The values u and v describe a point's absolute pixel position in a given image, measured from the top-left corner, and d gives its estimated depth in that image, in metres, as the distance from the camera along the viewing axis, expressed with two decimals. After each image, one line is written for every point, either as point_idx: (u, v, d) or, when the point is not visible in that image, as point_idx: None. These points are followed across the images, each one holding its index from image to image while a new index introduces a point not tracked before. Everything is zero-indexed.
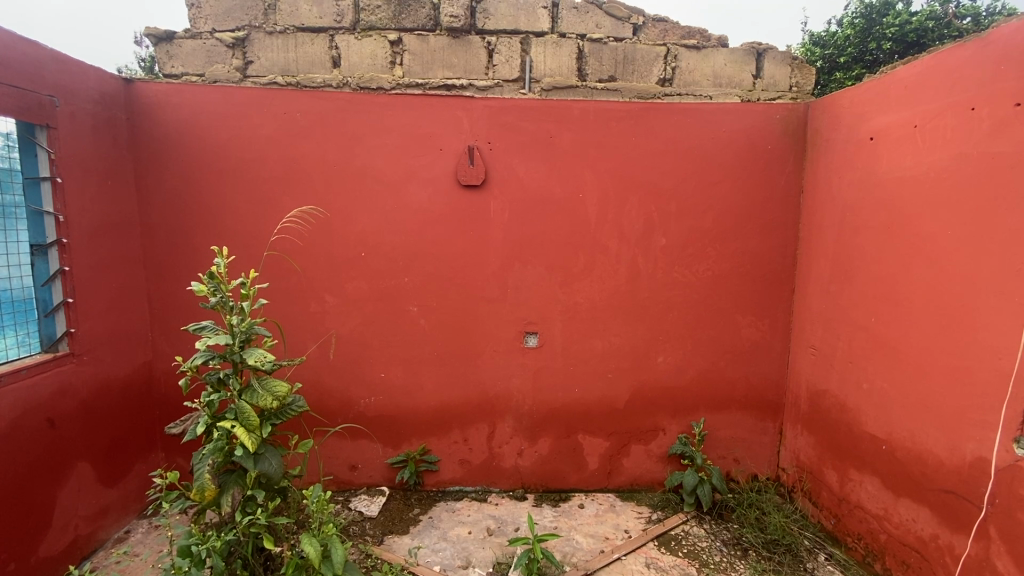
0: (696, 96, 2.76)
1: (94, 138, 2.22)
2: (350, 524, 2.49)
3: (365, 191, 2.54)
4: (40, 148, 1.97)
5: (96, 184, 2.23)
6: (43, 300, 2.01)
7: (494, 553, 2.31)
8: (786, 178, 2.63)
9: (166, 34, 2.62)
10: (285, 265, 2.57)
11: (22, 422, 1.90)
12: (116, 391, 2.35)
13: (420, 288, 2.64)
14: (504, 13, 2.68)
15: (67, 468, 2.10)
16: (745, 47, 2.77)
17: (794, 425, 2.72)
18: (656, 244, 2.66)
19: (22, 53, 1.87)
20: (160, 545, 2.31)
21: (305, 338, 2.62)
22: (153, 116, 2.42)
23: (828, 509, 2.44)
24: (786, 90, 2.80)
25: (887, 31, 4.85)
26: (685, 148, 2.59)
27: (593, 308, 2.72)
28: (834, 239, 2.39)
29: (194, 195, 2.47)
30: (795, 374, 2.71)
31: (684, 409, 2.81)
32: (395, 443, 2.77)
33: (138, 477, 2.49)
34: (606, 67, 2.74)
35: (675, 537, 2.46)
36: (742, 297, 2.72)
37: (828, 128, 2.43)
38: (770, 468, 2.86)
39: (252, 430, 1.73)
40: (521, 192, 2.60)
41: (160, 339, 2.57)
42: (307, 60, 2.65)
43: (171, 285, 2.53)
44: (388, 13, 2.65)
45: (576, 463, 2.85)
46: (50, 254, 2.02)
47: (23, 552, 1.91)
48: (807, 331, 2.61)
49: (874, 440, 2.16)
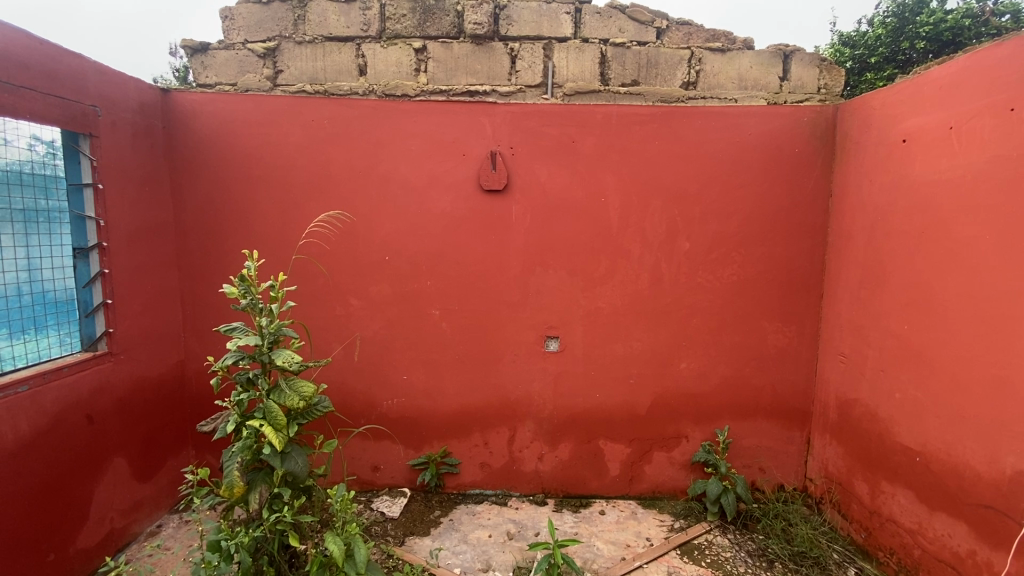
0: (721, 99, 2.73)
1: (133, 146, 2.31)
2: (372, 524, 2.52)
3: (389, 196, 2.59)
4: (83, 155, 2.06)
5: (135, 190, 2.32)
6: (84, 301, 2.10)
7: (514, 557, 2.31)
8: (814, 181, 2.57)
9: (201, 45, 2.72)
10: (312, 269, 2.62)
11: (63, 418, 1.99)
12: (151, 388, 2.44)
13: (442, 292, 2.67)
14: (527, 19, 2.70)
15: (104, 463, 2.18)
16: (772, 50, 2.73)
17: (822, 434, 2.65)
18: (680, 248, 2.64)
19: (68, 65, 1.97)
20: (191, 540, 2.38)
21: (329, 340, 2.67)
22: (187, 124, 2.51)
23: (858, 522, 2.36)
24: (813, 92, 2.75)
25: (920, 31, 4.70)
26: (709, 153, 2.57)
27: (615, 313, 2.70)
28: (865, 243, 2.33)
29: (225, 200, 2.55)
30: (824, 382, 2.64)
31: (708, 416, 2.77)
32: (416, 445, 2.80)
33: (170, 473, 2.57)
34: (629, 71, 2.73)
35: (698, 546, 2.42)
36: (768, 303, 2.67)
37: (859, 130, 2.38)
38: (797, 478, 2.79)
39: (279, 429, 1.77)
40: (543, 196, 2.61)
41: (192, 339, 2.65)
42: (334, 68, 2.71)
43: (203, 287, 2.62)
44: (413, 21, 2.70)
45: (597, 469, 2.83)
46: (91, 257, 2.11)
47: (62, 543, 1.99)
48: (836, 338, 2.55)
49: (907, 450, 2.09)
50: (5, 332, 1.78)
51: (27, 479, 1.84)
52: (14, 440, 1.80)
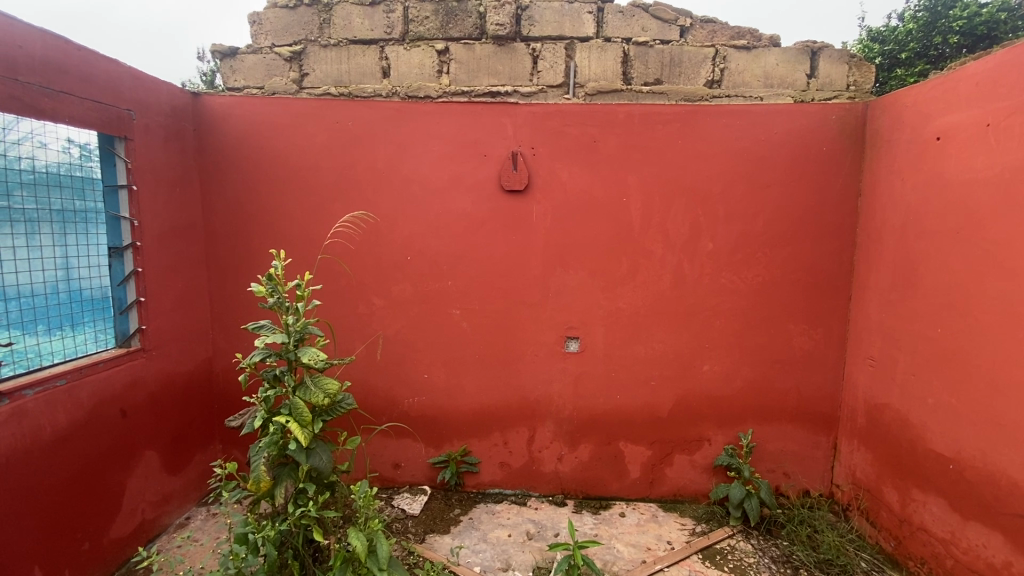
0: (746, 97, 2.69)
1: (166, 148, 2.39)
2: (394, 521, 2.55)
3: (412, 196, 2.61)
4: (118, 157, 2.14)
5: (167, 192, 2.39)
6: (119, 298, 2.18)
7: (534, 557, 2.31)
8: (843, 181, 2.52)
9: (230, 50, 2.79)
10: (337, 268, 2.66)
11: (98, 411, 2.06)
12: (181, 384, 2.51)
13: (463, 292, 2.68)
14: (549, 19, 2.70)
15: (136, 456, 2.25)
16: (799, 46, 2.68)
17: (850, 439, 2.58)
18: (703, 249, 2.60)
19: (105, 71, 2.05)
20: (218, 532, 2.44)
21: (352, 339, 2.71)
22: (216, 127, 2.58)
23: (887, 530, 2.30)
24: (842, 89, 2.69)
25: (953, 25, 4.55)
26: (733, 152, 2.53)
27: (636, 314, 2.68)
28: (897, 243, 2.27)
29: (253, 200, 2.62)
30: (852, 386, 2.58)
31: (731, 419, 2.73)
32: (437, 443, 2.82)
33: (198, 466, 2.64)
34: (652, 70, 2.71)
35: (721, 551, 2.39)
36: (794, 304, 2.61)
37: (890, 128, 2.32)
38: (823, 484, 2.73)
39: (305, 425, 1.80)
40: (564, 196, 2.60)
41: (220, 336, 2.72)
42: (359, 70, 2.75)
43: (231, 286, 2.68)
44: (436, 23, 2.72)
45: (617, 471, 2.81)
46: (125, 256, 2.19)
47: (96, 532, 2.06)
48: (865, 341, 2.48)
49: (939, 457, 2.03)
50: (44, 328, 1.86)
51: (64, 470, 1.92)
52: (52, 433, 1.87)
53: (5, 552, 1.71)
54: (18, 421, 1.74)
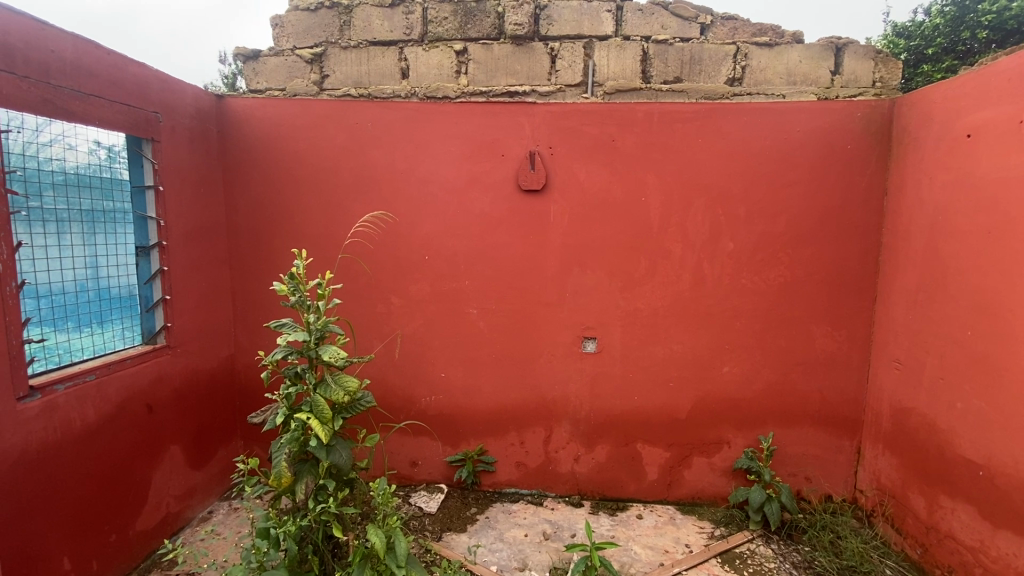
0: (769, 95, 2.64)
1: (191, 150, 2.44)
2: (411, 518, 2.57)
3: (430, 196, 2.63)
4: (145, 159, 2.19)
5: (192, 192, 2.44)
6: (145, 297, 2.23)
7: (550, 557, 2.31)
8: (868, 179, 2.46)
9: (253, 53, 2.84)
10: (356, 268, 2.69)
11: (126, 406, 2.11)
12: (204, 381, 2.56)
13: (480, 292, 2.69)
14: (567, 19, 2.69)
15: (161, 450, 2.30)
16: (822, 43, 2.63)
17: (874, 444, 2.53)
18: (724, 249, 2.57)
19: (134, 75, 2.10)
20: (240, 526, 2.48)
21: (371, 337, 2.74)
22: (239, 129, 2.62)
23: (913, 537, 2.25)
24: (868, 85, 2.63)
25: (982, 19, 4.39)
26: (754, 150, 2.50)
27: (654, 314, 2.66)
28: (925, 243, 2.21)
29: (274, 201, 2.66)
30: (876, 389, 2.52)
31: (751, 421, 2.69)
32: (454, 442, 2.83)
33: (220, 461, 2.69)
34: (671, 68, 2.68)
35: (740, 555, 2.35)
36: (816, 306, 2.57)
37: (918, 125, 2.26)
38: (846, 489, 2.67)
39: (325, 422, 1.83)
40: (582, 196, 2.59)
41: (242, 334, 2.77)
42: (378, 72, 2.78)
43: (253, 285, 2.73)
44: (455, 24, 2.74)
45: (634, 472, 2.79)
46: (152, 255, 2.24)
47: (124, 524, 2.11)
48: (891, 343, 2.43)
49: (968, 463, 1.97)
50: (73, 325, 1.91)
51: (93, 463, 1.97)
52: (82, 427, 1.92)
53: (37, 542, 1.76)
54: (49, 414, 1.79)
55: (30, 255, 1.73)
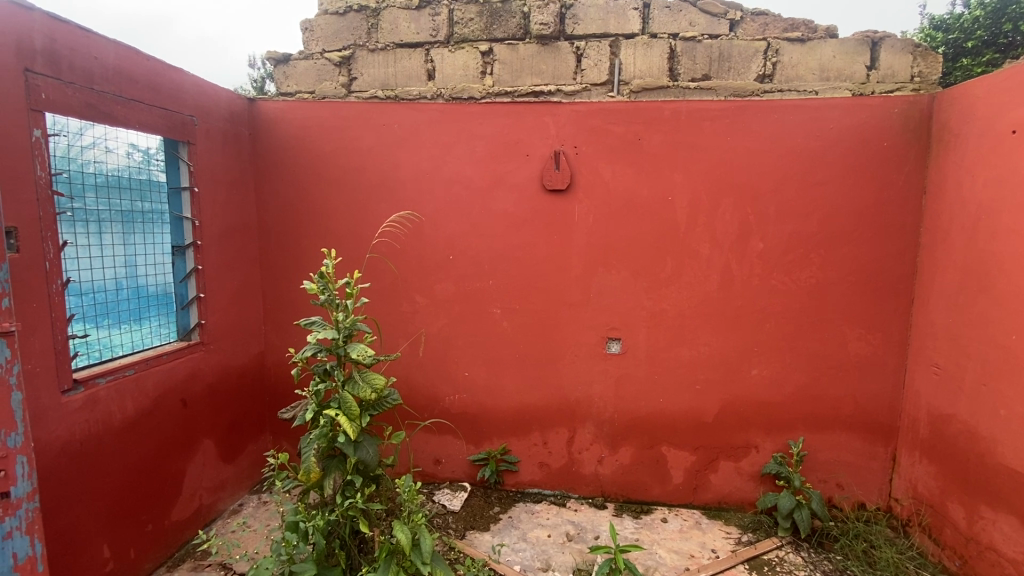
0: (800, 92, 2.59)
1: (224, 152, 2.51)
2: (435, 515, 2.59)
3: (455, 197, 2.65)
4: (181, 161, 2.27)
5: (225, 193, 2.51)
6: (180, 295, 2.31)
7: (574, 558, 2.30)
8: (905, 178, 2.38)
9: (283, 57, 2.90)
10: (383, 267, 2.73)
11: (162, 400, 2.19)
12: (236, 376, 2.63)
13: (504, 292, 2.70)
14: (594, 17, 2.67)
15: (195, 443, 2.38)
16: (858, 37, 2.55)
17: (911, 451, 2.44)
18: (753, 249, 2.52)
19: (172, 80, 2.18)
20: (269, 519, 2.54)
21: (396, 336, 2.77)
22: (270, 131, 2.68)
23: (952, 548, 2.16)
24: (905, 80, 2.55)
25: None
26: (785, 148, 2.44)
27: (680, 315, 2.62)
28: (967, 244, 2.13)
29: (304, 201, 2.71)
30: (913, 394, 2.44)
31: (781, 426, 2.63)
32: (477, 442, 2.84)
33: (250, 455, 2.76)
34: (699, 66, 2.64)
35: (769, 562, 2.30)
36: (849, 307, 2.50)
37: (960, 121, 2.17)
38: (880, 497, 2.59)
39: (353, 419, 1.86)
40: (607, 195, 2.58)
41: (272, 331, 2.83)
42: (405, 74, 2.81)
43: (282, 284, 2.79)
44: (480, 25, 2.75)
45: (659, 476, 2.75)
46: (187, 254, 2.32)
47: (160, 514, 2.19)
48: (929, 346, 2.34)
49: (1012, 473, 1.89)
50: (114, 321, 1.99)
51: (132, 454, 2.05)
52: (121, 419, 1.99)
53: (80, 529, 1.84)
54: (91, 407, 1.87)
55: (74, 254, 1.81)
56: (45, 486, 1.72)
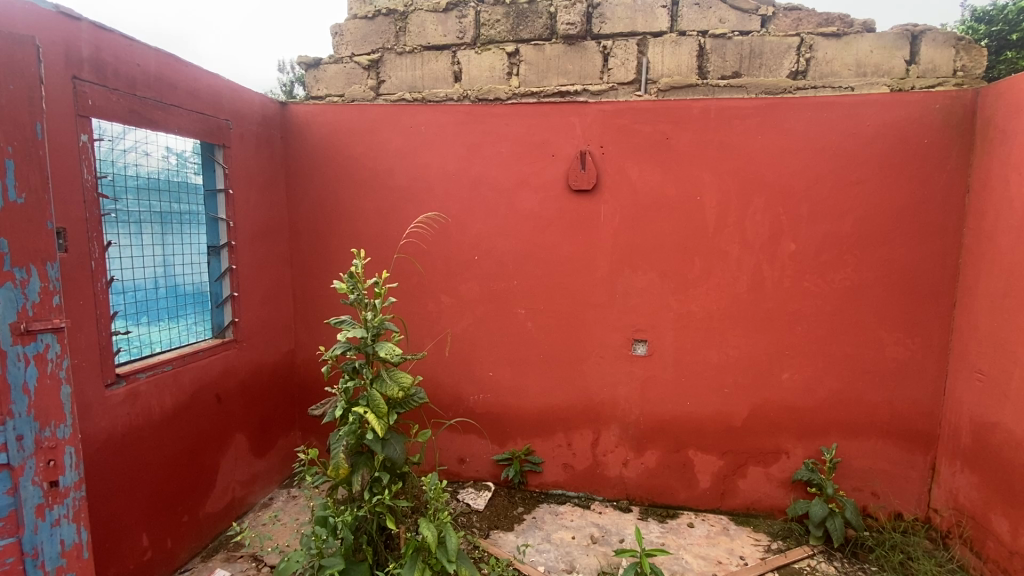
0: (835, 88, 2.52)
1: (258, 154, 2.58)
2: (459, 514, 2.60)
3: (480, 198, 2.66)
4: (217, 164, 2.34)
5: (258, 194, 2.58)
6: (215, 293, 2.39)
7: (598, 561, 2.29)
8: (946, 176, 2.30)
9: (314, 61, 2.97)
10: (410, 267, 2.76)
11: (198, 395, 2.26)
12: (267, 373, 2.70)
13: (529, 292, 2.70)
14: (621, 16, 2.65)
15: (229, 437, 2.45)
16: (896, 30, 2.47)
17: (951, 461, 2.35)
18: (784, 249, 2.46)
19: (210, 86, 2.26)
20: (298, 513, 2.60)
21: (422, 335, 2.80)
22: (301, 134, 2.75)
23: (995, 562, 2.07)
24: (947, 75, 2.45)
25: None
26: (819, 146, 2.38)
27: (708, 317, 2.58)
28: (1013, 244, 2.04)
29: (333, 202, 2.77)
30: (955, 401, 2.34)
31: (813, 431, 2.56)
32: (501, 442, 2.85)
33: (280, 450, 2.83)
34: (729, 63, 2.59)
35: (799, 571, 2.24)
36: (886, 310, 2.42)
37: (1005, 116, 2.07)
38: (918, 507, 2.50)
39: (381, 416, 1.88)
40: (634, 195, 2.55)
41: (301, 329, 2.89)
42: (432, 76, 2.84)
43: (312, 283, 2.85)
44: (507, 26, 2.76)
45: (685, 480, 2.71)
46: (222, 254, 2.40)
47: (195, 506, 2.26)
48: (972, 351, 2.25)
49: None
50: (153, 318, 2.07)
51: (170, 446, 2.13)
52: (160, 413, 2.07)
53: (121, 517, 1.91)
54: (133, 401, 1.94)
55: (118, 254, 1.89)
56: (91, 475, 1.80)
